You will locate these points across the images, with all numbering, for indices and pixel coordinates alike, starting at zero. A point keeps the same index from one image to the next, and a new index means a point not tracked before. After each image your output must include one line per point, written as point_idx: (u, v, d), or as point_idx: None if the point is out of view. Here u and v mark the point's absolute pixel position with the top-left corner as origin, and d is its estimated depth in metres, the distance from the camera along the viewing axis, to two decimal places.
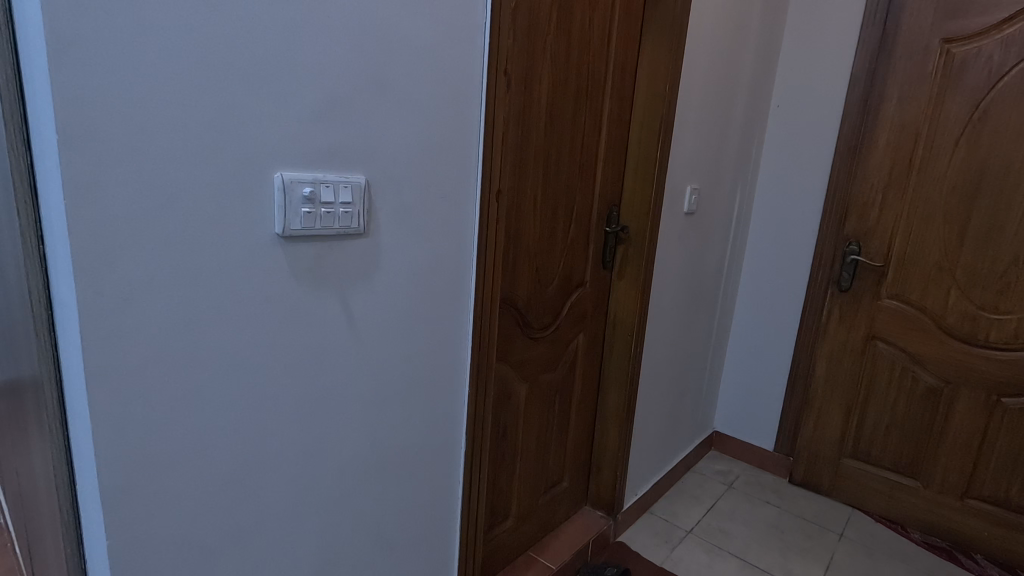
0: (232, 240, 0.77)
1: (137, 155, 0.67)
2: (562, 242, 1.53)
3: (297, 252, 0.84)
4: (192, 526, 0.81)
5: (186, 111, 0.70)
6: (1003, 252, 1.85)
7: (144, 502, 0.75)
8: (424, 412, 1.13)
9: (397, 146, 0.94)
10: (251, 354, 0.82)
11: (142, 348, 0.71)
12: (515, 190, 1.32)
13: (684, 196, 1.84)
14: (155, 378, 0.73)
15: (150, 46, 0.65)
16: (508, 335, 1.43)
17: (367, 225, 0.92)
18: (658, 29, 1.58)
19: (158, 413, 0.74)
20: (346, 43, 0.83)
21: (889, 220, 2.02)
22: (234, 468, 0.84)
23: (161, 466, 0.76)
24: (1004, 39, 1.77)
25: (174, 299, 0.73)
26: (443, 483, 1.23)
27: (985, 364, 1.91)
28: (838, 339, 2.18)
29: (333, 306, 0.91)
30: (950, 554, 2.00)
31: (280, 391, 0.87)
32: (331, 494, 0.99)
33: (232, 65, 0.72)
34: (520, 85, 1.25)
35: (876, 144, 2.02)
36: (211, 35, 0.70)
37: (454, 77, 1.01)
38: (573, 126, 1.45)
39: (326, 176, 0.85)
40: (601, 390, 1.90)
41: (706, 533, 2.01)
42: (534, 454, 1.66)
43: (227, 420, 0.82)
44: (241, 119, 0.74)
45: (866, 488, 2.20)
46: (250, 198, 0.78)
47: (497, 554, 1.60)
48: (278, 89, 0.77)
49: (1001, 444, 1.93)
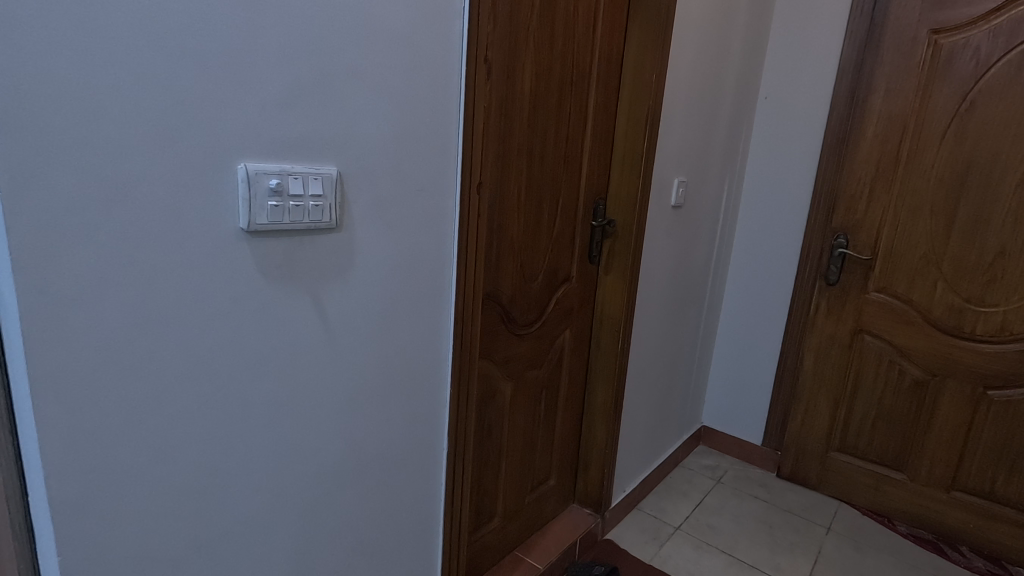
0: (191, 235, 0.72)
1: (83, 145, 0.62)
2: (547, 234, 1.49)
3: (264, 248, 0.80)
4: (153, 537, 0.77)
5: (137, 96, 0.65)
6: (990, 245, 1.84)
7: (100, 514, 0.71)
8: (403, 414, 1.09)
9: (370, 136, 0.89)
10: (215, 355, 0.78)
11: (94, 350, 0.67)
12: (498, 182, 1.28)
13: (671, 188, 1.82)
14: (109, 383, 0.69)
15: (96, 24, 0.60)
16: (492, 332, 1.39)
17: (340, 219, 0.88)
18: (645, 19, 1.54)
19: (112, 419, 0.70)
20: (315, 26, 0.79)
21: (877, 213, 2.01)
22: (198, 475, 0.80)
23: (118, 476, 0.72)
24: (991, 30, 1.76)
25: (129, 299, 0.68)
26: (425, 487, 1.20)
27: (971, 357, 1.92)
28: (826, 332, 2.17)
29: (303, 303, 0.87)
30: (936, 546, 2.01)
31: (247, 395, 0.83)
32: (305, 497, 0.95)
33: (188, 49, 0.68)
34: (503, 75, 1.20)
35: (864, 135, 2.00)
36: (164, 20, 0.65)
37: (432, 64, 0.96)
38: (558, 116, 1.41)
39: (295, 168, 0.80)
40: (588, 386, 1.87)
41: (694, 529, 2.00)
42: (520, 451, 1.63)
43: (192, 427, 0.78)
44: (200, 107, 0.70)
45: (852, 481, 2.21)
46: (213, 191, 0.73)
47: (481, 554, 1.57)
48: (240, 74, 0.73)
49: (986, 436, 1.94)
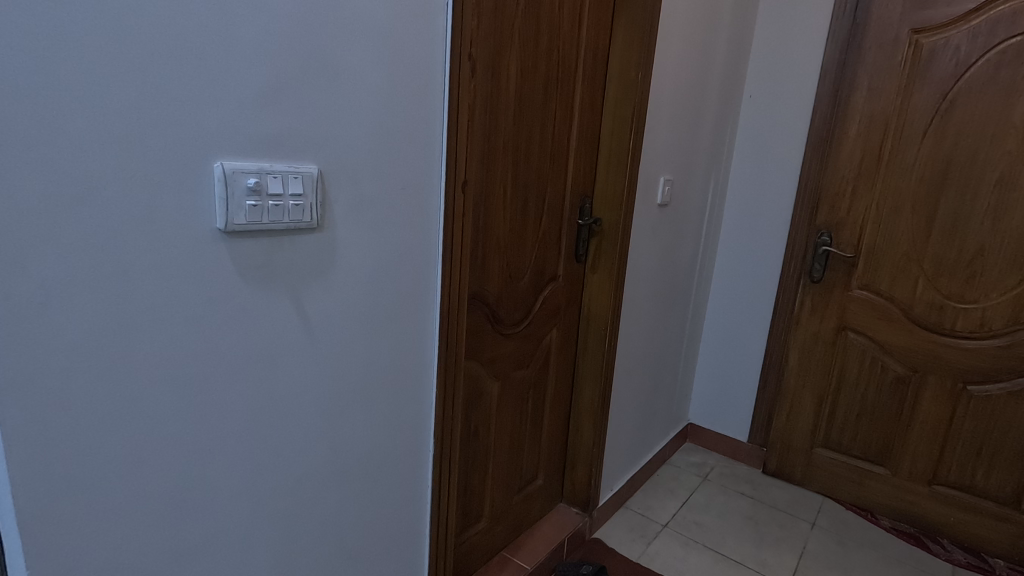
0: (166, 235, 0.70)
1: (50, 141, 0.59)
2: (534, 232, 1.48)
3: (242, 249, 0.78)
4: (126, 547, 0.75)
5: (107, 91, 0.62)
6: (970, 242, 1.87)
7: (73, 522, 0.69)
8: (387, 415, 1.08)
9: (351, 133, 0.88)
10: (191, 359, 0.76)
11: (63, 354, 0.64)
12: (483, 180, 1.26)
13: (657, 187, 1.82)
14: (80, 389, 0.66)
15: (60, 17, 0.58)
16: (478, 332, 1.38)
17: (321, 218, 0.87)
18: (629, 18, 1.53)
19: (81, 425, 0.67)
20: (294, 21, 0.77)
21: (860, 212, 2.03)
22: (174, 482, 0.78)
23: (90, 484, 0.69)
24: (970, 30, 1.78)
25: (101, 301, 0.66)
26: (410, 490, 1.18)
27: (951, 353, 1.94)
28: (811, 329, 2.18)
29: (283, 305, 0.85)
30: (918, 540, 2.04)
31: (226, 400, 0.81)
32: (286, 503, 0.93)
33: (160, 43, 0.65)
34: (487, 72, 1.19)
35: (847, 134, 2.01)
36: (135, 14, 0.63)
37: (414, 61, 0.95)
38: (543, 113, 1.39)
39: (273, 166, 0.79)
40: (575, 385, 1.86)
41: (681, 526, 2.01)
42: (508, 451, 1.62)
43: (169, 433, 0.76)
44: (174, 103, 0.68)
45: (836, 476, 2.23)
46: (188, 189, 0.71)
47: (468, 556, 1.55)
48: (216, 69, 0.70)
49: (966, 430, 1.97)
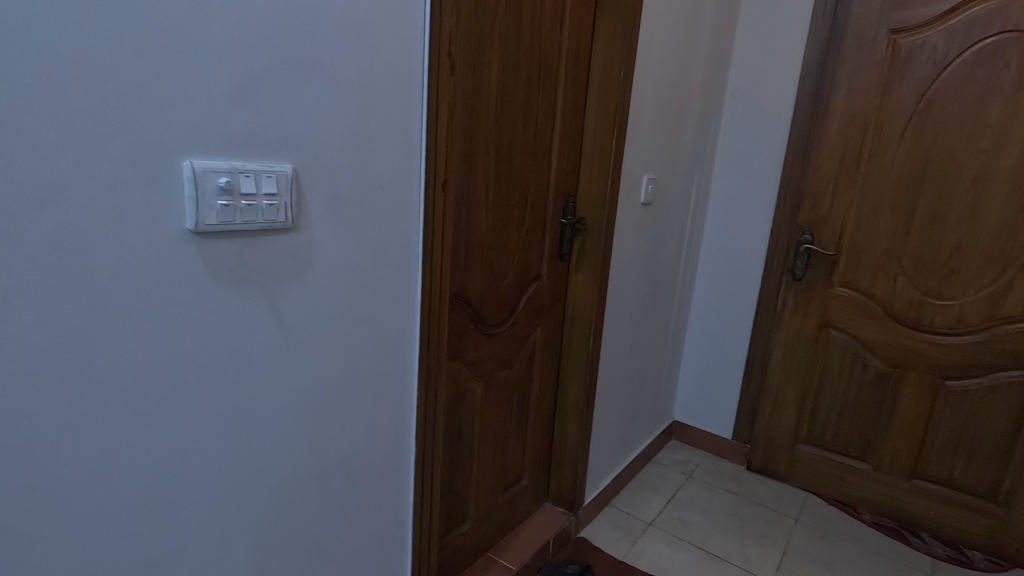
0: (133, 237, 0.68)
1: (9, 140, 0.57)
2: (517, 232, 1.47)
3: (215, 249, 0.76)
4: (94, 556, 0.72)
5: (69, 86, 0.60)
6: (948, 239, 1.90)
7: (39, 532, 0.67)
8: (367, 417, 1.06)
9: (327, 131, 0.86)
10: (161, 363, 0.74)
11: (25, 361, 0.62)
12: (465, 179, 1.25)
13: (640, 185, 1.82)
14: (44, 395, 0.64)
15: (18, 9, 0.56)
16: (461, 333, 1.37)
17: (296, 218, 0.85)
18: (611, 16, 1.53)
19: (45, 432, 0.65)
20: (266, 19, 0.75)
21: (841, 210, 2.05)
22: (145, 488, 0.76)
23: (56, 491, 0.67)
24: (947, 30, 1.80)
25: (64, 303, 0.64)
26: (392, 493, 1.17)
27: (929, 348, 1.97)
28: (794, 326, 2.20)
29: (258, 308, 0.83)
30: (898, 533, 2.07)
31: (198, 405, 0.79)
32: (263, 508, 0.91)
33: (126, 38, 0.63)
34: (468, 71, 1.17)
35: (828, 134, 2.03)
36: (100, 8, 0.61)
37: (392, 58, 0.93)
38: (526, 111, 1.39)
39: (246, 165, 0.77)
40: (559, 384, 1.86)
41: (666, 524, 2.02)
42: (492, 451, 1.61)
43: (138, 440, 0.73)
44: (141, 100, 0.65)
45: (819, 472, 2.25)
46: (155, 188, 0.69)
47: (453, 557, 1.54)
48: (184, 67, 0.68)
49: (944, 425, 2.00)
